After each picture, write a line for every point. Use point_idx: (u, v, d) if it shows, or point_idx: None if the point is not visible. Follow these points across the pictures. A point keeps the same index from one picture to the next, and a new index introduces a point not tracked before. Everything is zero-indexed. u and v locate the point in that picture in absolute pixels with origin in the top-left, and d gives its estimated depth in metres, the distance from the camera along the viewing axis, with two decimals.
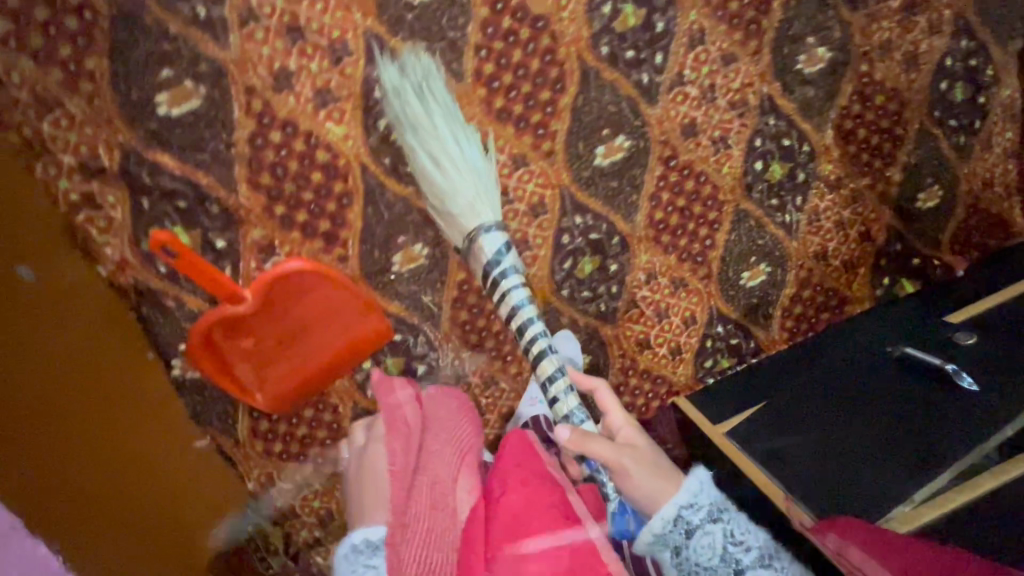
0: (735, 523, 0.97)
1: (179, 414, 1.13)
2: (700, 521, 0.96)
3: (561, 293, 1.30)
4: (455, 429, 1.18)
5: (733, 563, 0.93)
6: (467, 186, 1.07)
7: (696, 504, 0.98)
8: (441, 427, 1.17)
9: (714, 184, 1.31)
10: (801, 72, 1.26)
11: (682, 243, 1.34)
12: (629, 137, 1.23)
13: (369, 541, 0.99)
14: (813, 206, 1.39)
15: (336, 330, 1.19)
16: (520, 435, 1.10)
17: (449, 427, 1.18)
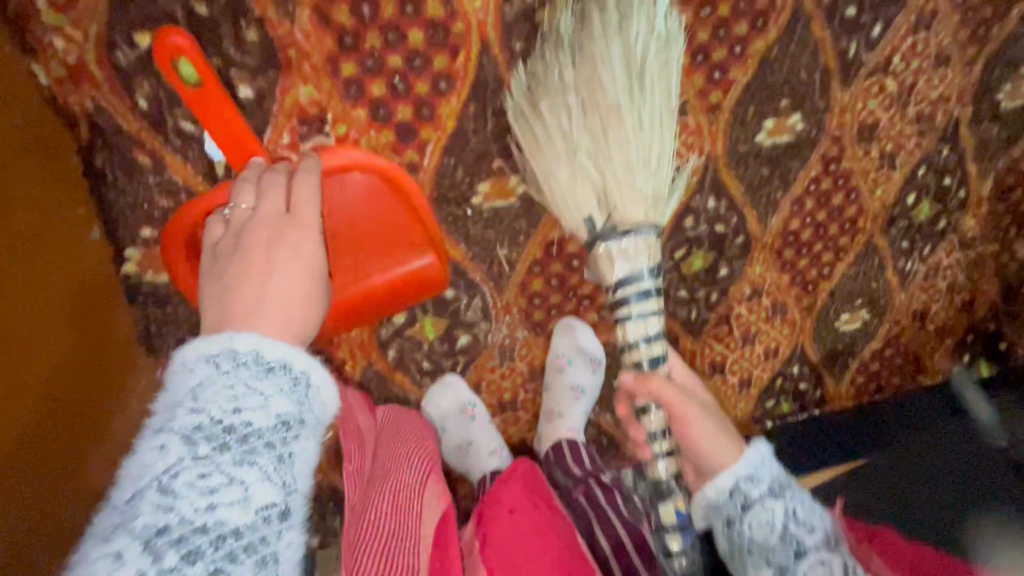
0: (798, 502, 0.80)
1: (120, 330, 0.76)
2: (759, 496, 0.79)
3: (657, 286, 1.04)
4: (404, 433, 0.91)
5: (794, 545, 0.77)
6: (657, 140, 0.78)
7: (756, 477, 0.81)
8: (394, 436, 0.89)
9: (862, 205, 1.09)
10: (998, 103, 1.06)
11: (802, 264, 1.11)
12: (805, 119, 0.96)
13: (257, 357, 0.52)
14: (937, 259, 1.21)
15: (375, 261, 0.84)
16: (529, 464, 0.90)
17: (407, 442, 0.89)
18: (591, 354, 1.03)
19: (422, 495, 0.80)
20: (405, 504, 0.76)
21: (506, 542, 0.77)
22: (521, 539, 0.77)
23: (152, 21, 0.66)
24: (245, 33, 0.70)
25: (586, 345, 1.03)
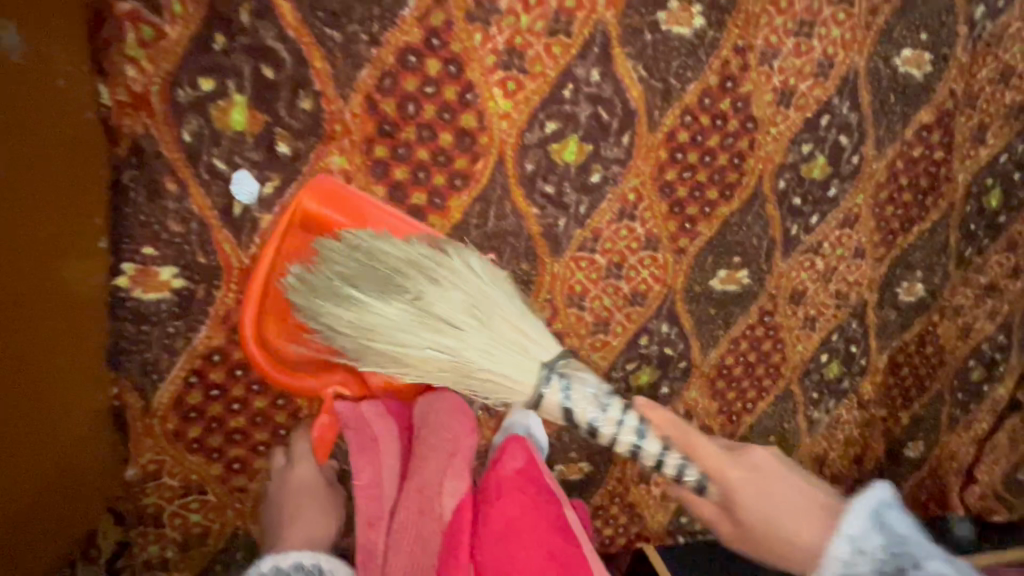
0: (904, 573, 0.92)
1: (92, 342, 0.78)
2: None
3: (606, 391, 1.13)
4: (444, 425, 0.91)
5: None
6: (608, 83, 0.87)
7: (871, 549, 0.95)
8: (429, 432, 0.91)
9: (785, 355, 1.26)
10: (897, 295, 1.29)
11: (730, 396, 1.25)
12: (750, 275, 1.13)
13: (299, 566, 0.83)
14: (839, 413, 1.39)
15: None
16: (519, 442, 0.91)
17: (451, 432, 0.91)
18: (539, 440, 1.02)
19: (443, 486, 0.89)
20: (430, 507, 0.88)
21: (495, 523, 0.84)
22: (515, 515, 0.85)
23: (219, 73, 0.74)
24: (300, 100, 0.79)
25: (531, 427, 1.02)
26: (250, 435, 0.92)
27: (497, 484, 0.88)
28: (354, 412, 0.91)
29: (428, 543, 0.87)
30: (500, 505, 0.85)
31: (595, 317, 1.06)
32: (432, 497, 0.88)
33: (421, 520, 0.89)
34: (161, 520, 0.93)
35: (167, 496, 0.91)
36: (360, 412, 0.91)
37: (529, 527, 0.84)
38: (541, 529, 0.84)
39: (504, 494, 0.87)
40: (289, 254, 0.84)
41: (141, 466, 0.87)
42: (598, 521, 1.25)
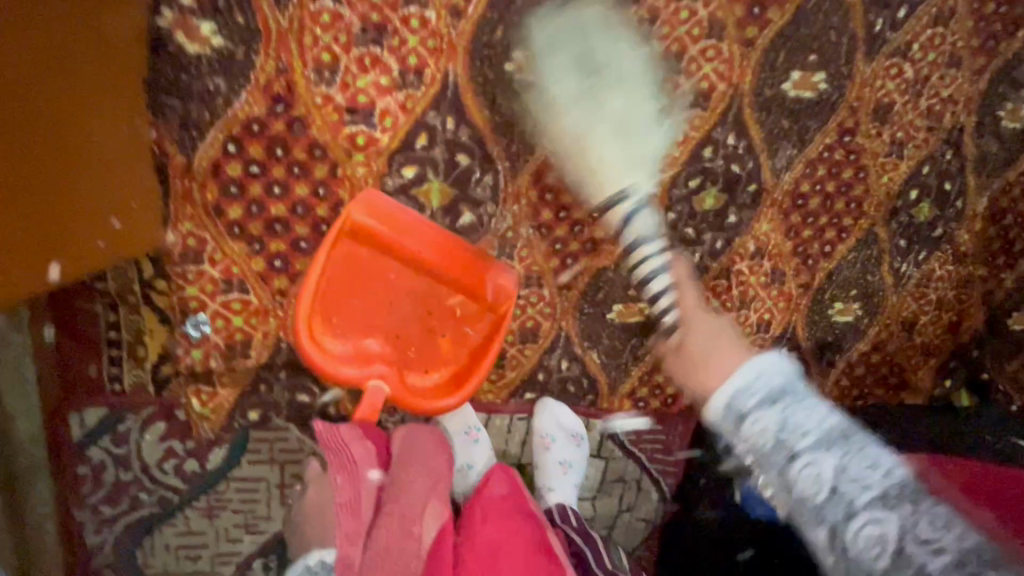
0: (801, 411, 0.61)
1: (134, 67, 0.74)
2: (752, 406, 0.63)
3: (667, 214, 1.04)
4: (432, 463, 0.97)
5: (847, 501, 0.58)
6: None
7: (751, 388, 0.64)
8: (412, 462, 0.95)
9: (868, 187, 1.13)
10: (999, 121, 1.15)
11: (806, 234, 1.13)
12: (829, 80, 1.02)
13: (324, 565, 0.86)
14: (930, 268, 1.25)
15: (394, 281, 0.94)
16: (505, 473, 1.00)
17: (428, 467, 0.96)
18: (571, 428, 1.12)
19: (423, 511, 0.92)
20: (410, 528, 0.89)
21: (479, 549, 0.89)
22: (499, 542, 0.90)
23: None
24: None
25: (569, 417, 1.12)
26: (292, 227, 0.88)
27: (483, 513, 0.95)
28: (339, 438, 0.89)
29: (409, 567, 0.87)
30: (484, 530, 0.92)
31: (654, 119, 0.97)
32: (410, 534, 0.89)
33: (404, 544, 0.88)
34: (204, 320, 0.90)
35: (208, 291, 0.89)
36: (338, 436, 0.89)
37: (509, 552, 0.89)
38: (524, 551, 0.89)
39: (487, 522, 0.93)
40: (343, 266, 0.91)
41: (186, 247, 0.85)
42: (660, 375, 1.15)
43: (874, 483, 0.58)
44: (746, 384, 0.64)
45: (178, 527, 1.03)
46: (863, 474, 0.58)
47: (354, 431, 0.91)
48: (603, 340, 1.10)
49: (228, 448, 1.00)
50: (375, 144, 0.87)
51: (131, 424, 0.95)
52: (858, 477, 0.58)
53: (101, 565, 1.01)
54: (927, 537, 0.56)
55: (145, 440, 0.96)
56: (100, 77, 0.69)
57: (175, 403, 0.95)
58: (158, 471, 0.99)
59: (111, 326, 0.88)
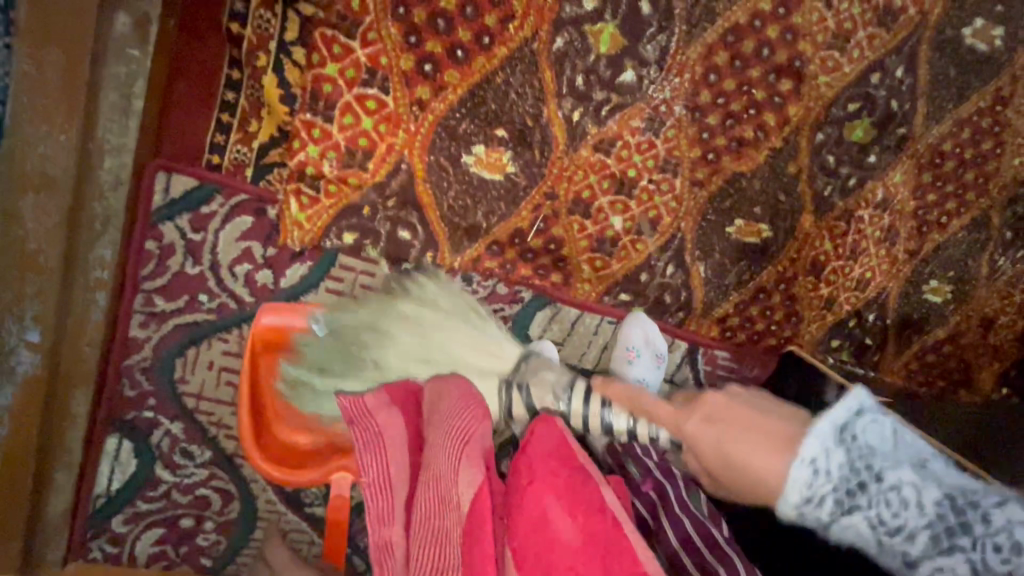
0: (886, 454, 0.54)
1: None
2: (841, 470, 0.54)
3: (816, 134, 0.99)
4: (463, 403, 0.70)
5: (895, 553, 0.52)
6: None
7: (843, 439, 0.55)
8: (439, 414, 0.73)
9: (1001, 165, 1.11)
10: None
11: (930, 198, 1.11)
12: (1003, 38, 1.00)
13: None
14: (1022, 269, 1.24)
15: None
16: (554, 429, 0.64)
17: (464, 415, 0.68)
18: (658, 349, 1.01)
19: (457, 467, 0.63)
20: (444, 492, 0.63)
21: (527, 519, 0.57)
22: (546, 512, 0.57)
23: None
24: None
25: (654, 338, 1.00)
26: (454, 25, 0.80)
27: (527, 472, 0.62)
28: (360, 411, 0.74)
29: (449, 537, 0.61)
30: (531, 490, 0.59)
31: (837, 26, 0.93)
32: (444, 486, 0.63)
33: (446, 510, 0.62)
34: (328, 111, 0.81)
35: (348, 77, 0.79)
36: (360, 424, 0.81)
37: (584, 536, 0.55)
38: (591, 523, 0.56)
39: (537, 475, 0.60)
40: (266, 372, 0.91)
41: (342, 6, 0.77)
42: (754, 308, 1.11)
43: (906, 514, 0.51)
44: (815, 468, 0.55)
45: (227, 347, 0.92)
46: (899, 524, 0.52)
47: (383, 402, 0.75)
48: (714, 254, 1.04)
49: (308, 268, 0.90)
50: None
51: (216, 209, 0.84)
52: (855, 523, 0.54)
53: (135, 365, 0.90)
54: (946, 497, 0.51)
55: (223, 233, 0.86)
56: None
57: (269, 198, 0.85)
58: (226, 274, 0.88)
59: (230, 86, 0.79)
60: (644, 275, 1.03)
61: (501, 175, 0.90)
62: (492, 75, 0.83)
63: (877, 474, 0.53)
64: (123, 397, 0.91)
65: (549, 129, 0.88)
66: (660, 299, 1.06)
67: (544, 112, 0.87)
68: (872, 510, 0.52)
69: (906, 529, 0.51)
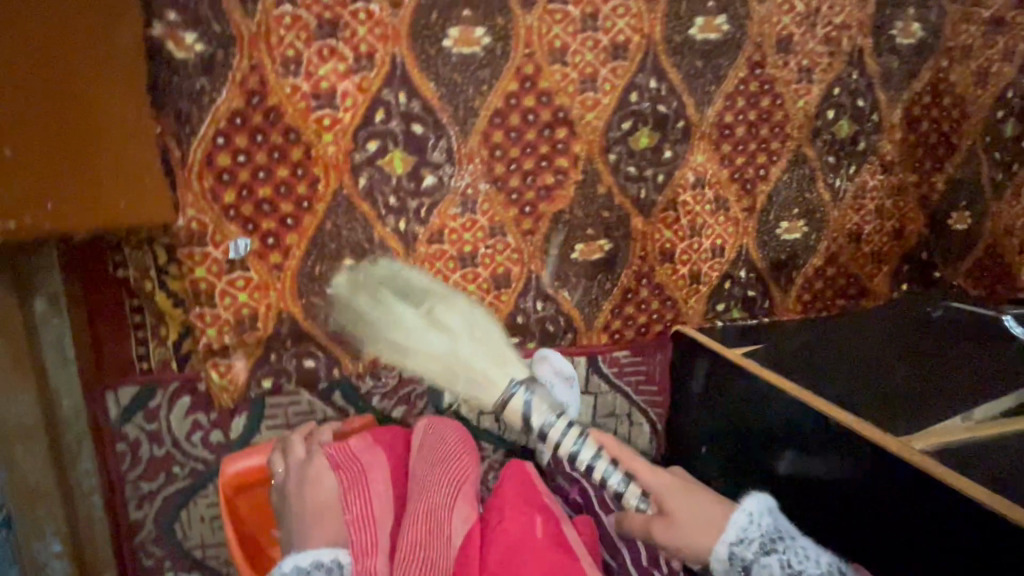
0: (791, 552, 0.82)
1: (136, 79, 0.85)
2: (753, 556, 0.83)
3: (608, 156, 1.17)
4: (449, 455, 1.08)
5: None
6: None
7: (745, 540, 0.84)
8: (428, 460, 1.06)
9: (788, 112, 1.26)
10: (895, 39, 1.29)
11: (739, 161, 1.26)
12: (728, 23, 1.17)
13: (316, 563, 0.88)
14: (862, 180, 1.36)
15: None
16: (518, 467, 1.04)
17: (443, 472, 1.05)
18: (567, 374, 1.18)
19: (453, 509, 0.99)
20: (440, 529, 0.95)
21: (499, 545, 0.89)
22: (514, 539, 0.89)
23: None
24: None
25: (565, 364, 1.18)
26: (277, 203, 1.01)
27: (500, 509, 0.96)
28: (349, 456, 1.04)
29: (438, 564, 0.91)
30: (504, 524, 0.93)
31: (581, 74, 1.12)
32: (444, 523, 0.96)
33: (433, 542, 0.93)
34: (212, 300, 1.03)
35: (215, 271, 1.02)
36: (347, 449, 1.04)
37: (530, 547, 0.87)
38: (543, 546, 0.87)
39: (506, 504, 0.97)
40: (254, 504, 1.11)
41: (187, 225, 0.98)
42: (630, 307, 1.26)
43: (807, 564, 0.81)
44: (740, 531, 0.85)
45: (209, 499, 1.13)
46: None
47: (368, 443, 1.07)
48: (571, 279, 1.21)
49: (246, 417, 1.11)
50: (339, 123, 1.02)
51: (160, 400, 1.07)
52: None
53: (145, 539, 1.11)
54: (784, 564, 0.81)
55: (172, 416, 1.08)
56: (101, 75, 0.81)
57: (196, 377, 1.07)
58: (187, 444, 1.10)
59: (135, 310, 1.02)
60: (520, 317, 1.21)
61: None
62: (322, 225, 1.05)
63: (783, 533, 0.85)
64: (144, 567, 1.12)
65: (386, 243, 1.09)
66: (544, 330, 1.23)
67: (375, 233, 1.08)
68: (784, 554, 0.82)
69: (814, 573, 0.80)
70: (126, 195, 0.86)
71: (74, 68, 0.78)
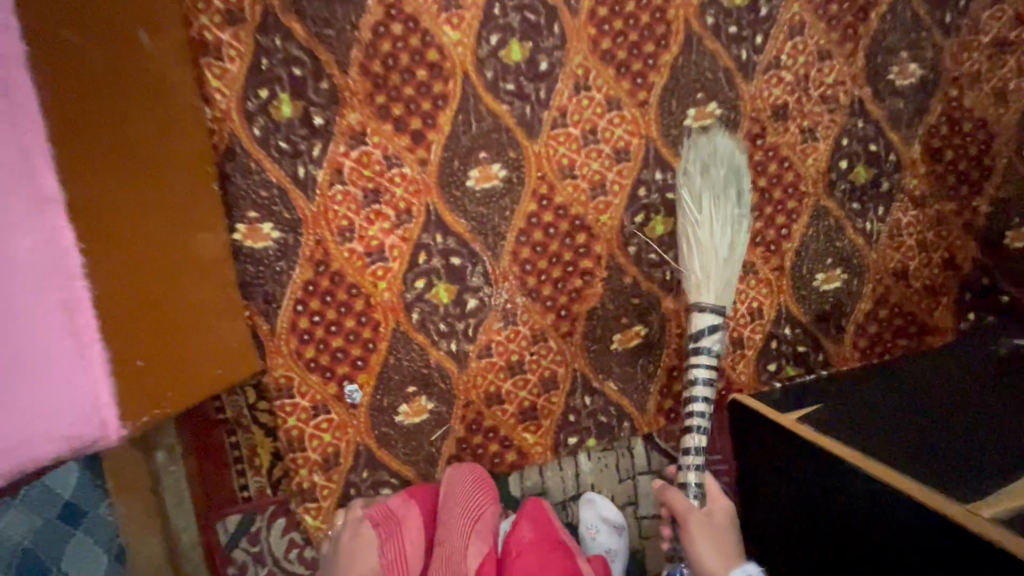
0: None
1: (224, 268, 1.05)
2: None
3: (628, 249, 1.26)
4: (467, 496, 1.13)
5: None
6: None
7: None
8: (459, 495, 1.13)
9: (797, 172, 1.30)
10: (893, 82, 1.31)
11: (758, 226, 1.30)
12: (721, 107, 1.25)
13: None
14: (895, 218, 1.34)
15: None
16: (535, 505, 1.15)
17: (468, 500, 1.13)
18: (614, 520, 1.26)
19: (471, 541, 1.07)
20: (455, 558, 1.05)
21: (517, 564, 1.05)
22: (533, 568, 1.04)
23: (268, 84, 1.10)
24: (322, 84, 1.12)
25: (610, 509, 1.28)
26: (348, 350, 1.17)
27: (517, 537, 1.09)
28: (390, 513, 1.14)
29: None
30: (522, 556, 1.06)
31: (590, 182, 1.23)
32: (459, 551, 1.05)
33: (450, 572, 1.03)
34: (303, 445, 1.18)
35: (304, 418, 1.17)
36: (386, 503, 1.15)
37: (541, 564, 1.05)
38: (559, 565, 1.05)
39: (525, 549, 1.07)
40: None
41: (276, 380, 1.14)
42: (678, 384, 1.30)
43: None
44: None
45: None
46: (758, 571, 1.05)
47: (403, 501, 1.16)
48: (614, 368, 1.28)
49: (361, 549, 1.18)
50: (390, 270, 1.18)
51: (260, 523, 1.19)
52: None
53: None
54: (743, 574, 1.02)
55: (272, 536, 1.20)
56: (194, 265, 0.97)
57: (288, 500, 1.20)
58: (286, 562, 1.20)
59: (235, 445, 1.17)
60: (571, 416, 1.28)
61: (427, 412, 1.22)
62: (387, 358, 1.19)
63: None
64: None
65: (442, 365, 1.22)
66: (598, 423, 1.29)
67: (432, 358, 1.21)
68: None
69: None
70: (222, 354, 1.00)
71: (180, 263, 0.92)
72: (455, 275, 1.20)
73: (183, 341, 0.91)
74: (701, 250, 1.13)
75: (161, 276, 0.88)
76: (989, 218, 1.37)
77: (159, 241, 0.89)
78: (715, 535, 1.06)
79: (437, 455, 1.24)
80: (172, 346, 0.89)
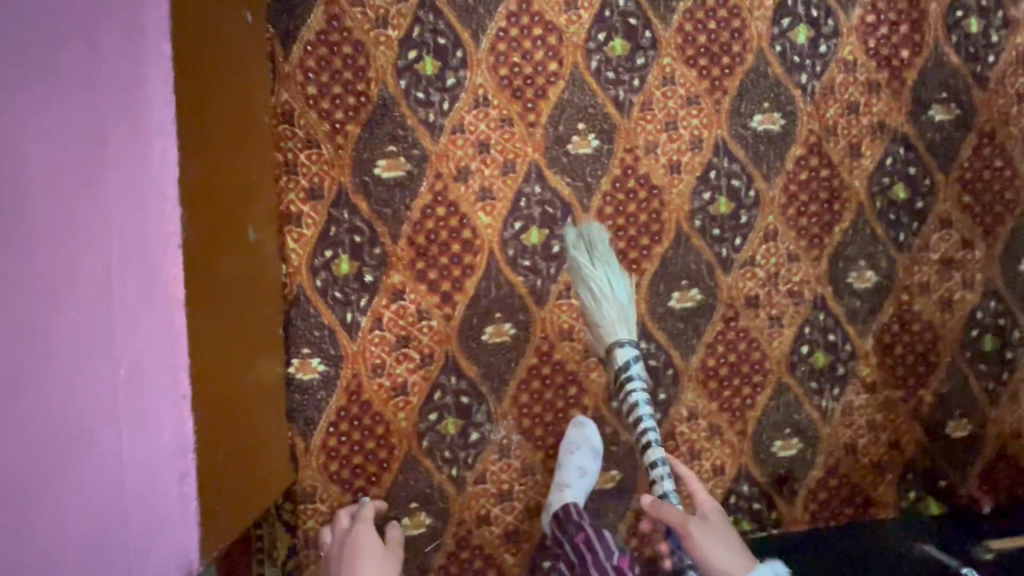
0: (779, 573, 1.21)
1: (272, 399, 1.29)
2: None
3: (611, 404, 1.48)
4: None
5: None
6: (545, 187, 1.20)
7: None
8: None
9: (764, 352, 1.52)
10: (852, 284, 1.53)
11: (725, 394, 1.51)
12: (702, 293, 1.49)
13: None
14: (848, 399, 1.54)
15: None
16: None
17: None
18: None
19: None
20: None
21: None
22: None
23: (333, 246, 1.37)
24: (375, 249, 1.39)
25: None
26: (365, 466, 1.39)
27: None
28: None
29: None
30: None
31: (585, 345, 1.47)
32: None
33: None
34: (316, 543, 1.39)
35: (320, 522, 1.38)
36: None
37: None
38: None
39: None
40: None
41: (303, 486, 1.37)
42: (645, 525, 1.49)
43: None
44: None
45: None
46: None
47: None
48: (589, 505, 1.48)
49: None
50: (409, 403, 1.41)
51: None
52: None
53: None
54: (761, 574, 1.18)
55: None
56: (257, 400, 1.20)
57: None
58: None
59: (259, 537, 1.38)
60: (548, 542, 1.47)
61: (423, 527, 1.42)
62: (396, 477, 1.41)
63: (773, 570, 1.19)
64: None
65: (441, 487, 1.43)
66: None
67: (433, 481, 1.42)
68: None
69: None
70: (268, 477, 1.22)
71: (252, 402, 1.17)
72: (462, 412, 1.43)
73: (250, 468, 1.14)
74: (611, 307, 1.33)
75: (244, 415, 1.13)
76: (931, 407, 1.56)
77: (245, 387, 1.14)
78: (716, 531, 1.24)
79: (428, 565, 1.43)
80: (248, 473, 1.13)
